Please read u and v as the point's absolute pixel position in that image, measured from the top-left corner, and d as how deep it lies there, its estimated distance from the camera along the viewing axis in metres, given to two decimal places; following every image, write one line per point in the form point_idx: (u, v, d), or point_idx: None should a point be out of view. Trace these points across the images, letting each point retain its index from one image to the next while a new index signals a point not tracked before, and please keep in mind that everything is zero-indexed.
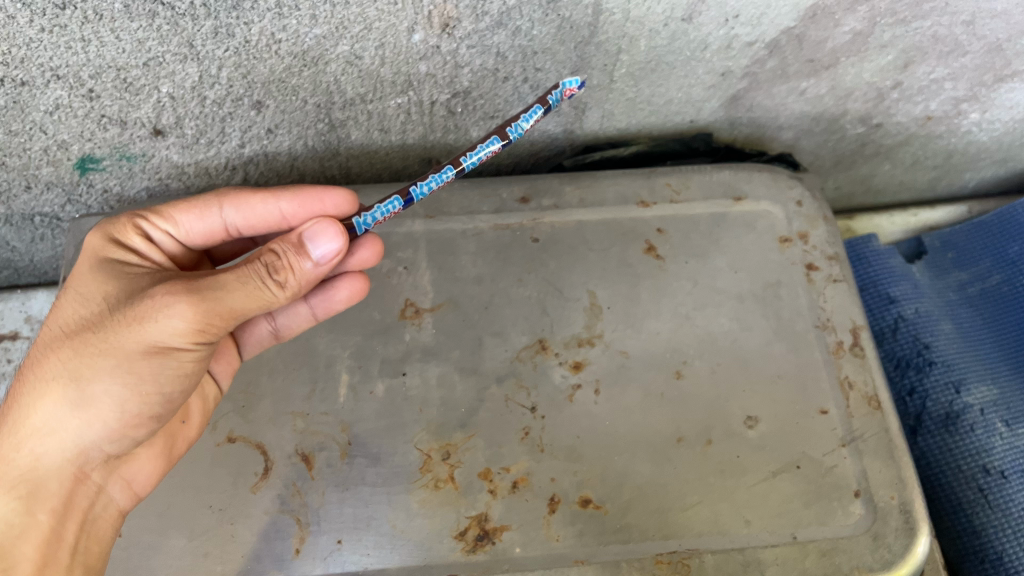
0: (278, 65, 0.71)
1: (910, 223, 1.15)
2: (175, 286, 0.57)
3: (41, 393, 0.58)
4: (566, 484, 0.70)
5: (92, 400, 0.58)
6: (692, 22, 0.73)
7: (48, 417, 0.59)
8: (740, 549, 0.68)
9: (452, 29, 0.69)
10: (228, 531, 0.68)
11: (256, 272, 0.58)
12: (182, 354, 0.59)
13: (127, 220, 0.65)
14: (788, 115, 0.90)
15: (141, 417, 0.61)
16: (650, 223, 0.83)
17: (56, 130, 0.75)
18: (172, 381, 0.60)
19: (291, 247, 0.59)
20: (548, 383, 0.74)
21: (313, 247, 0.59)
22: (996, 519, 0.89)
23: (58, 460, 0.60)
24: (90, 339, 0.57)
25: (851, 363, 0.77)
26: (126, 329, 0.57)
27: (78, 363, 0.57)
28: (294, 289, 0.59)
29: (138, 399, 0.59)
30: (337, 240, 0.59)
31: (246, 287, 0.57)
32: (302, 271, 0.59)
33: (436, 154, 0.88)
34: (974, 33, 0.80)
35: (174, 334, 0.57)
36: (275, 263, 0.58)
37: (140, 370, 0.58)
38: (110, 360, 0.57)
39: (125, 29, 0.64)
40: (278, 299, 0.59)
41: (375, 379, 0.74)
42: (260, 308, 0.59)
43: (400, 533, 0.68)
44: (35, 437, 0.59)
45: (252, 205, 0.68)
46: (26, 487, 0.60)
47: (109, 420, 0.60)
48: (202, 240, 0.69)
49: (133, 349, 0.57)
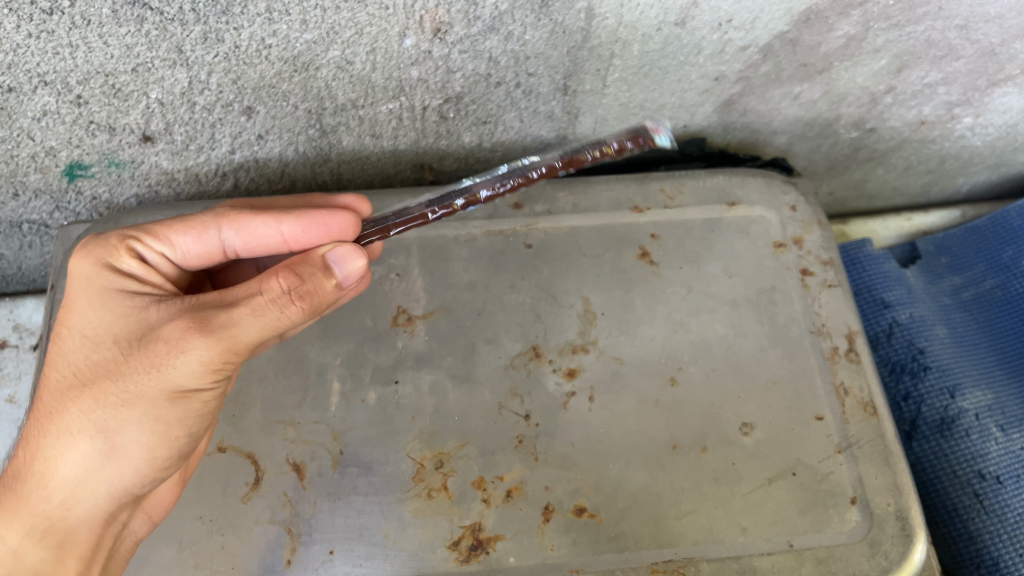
0: (268, 70, 0.70)
1: (904, 228, 1.16)
2: (196, 331, 0.55)
3: (66, 446, 0.56)
4: (560, 493, 0.69)
5: (122, 450, 0.57)
6: (685, 26, 0.72)
7: (77, 468, 0.57)
8: (736, 558, 0.67)
9: (443, 34, 0.69)
10: (218, 542, 0.67)
11: (277, 300, 0.56)
12: (204, 394, 0.59)
13: (118, 243, 0.63)
14: (782, 120, 0.90)
15: (170, 460, 0.60)
16: (644, 229, 0.83)
17: (44, 137, 0.74)
18: (197, 422, 0.60)
19: (315, 270, 0.58)
20: (542, 390, 0.74)
21: (344, 276, 0.59)
22: (993, 525, 0.88)
23: (91, 509, 0.58)
24: (110, 386, 0.56)
25: (846, 369, 0.76)
26: (147, 376, 0.56)
27: (102, 414, 0.56)
28: (316, 312, 0.58)
29: (168, 444, 0.59)
30: (363, 260, 0.60)
31: (264, 319, 0.56)
32: (328, 293, 0.58)
33: (428, 159, 0.88)
34: (967, 37, 0.80)
35: (198, 374, 0.57)
36: (297, 287, 0.56)
37: (166, 415, 0.57)
38: (135, 409, 0.56)
39: (113, 34, 0.64)
40: (296, 321, 0.57)
41: (367, 387, 0.73)
42: (277, 333, 0.58)
43: (393, 543, 0.67)
44: (65, 488, 0.57)
45: (251, 228, 0.67)
46: (56, 536, 0.58)
47: (141, 467, 0.58)
48: (198, 262, 0.67)
49: (157, 395, 0.56)
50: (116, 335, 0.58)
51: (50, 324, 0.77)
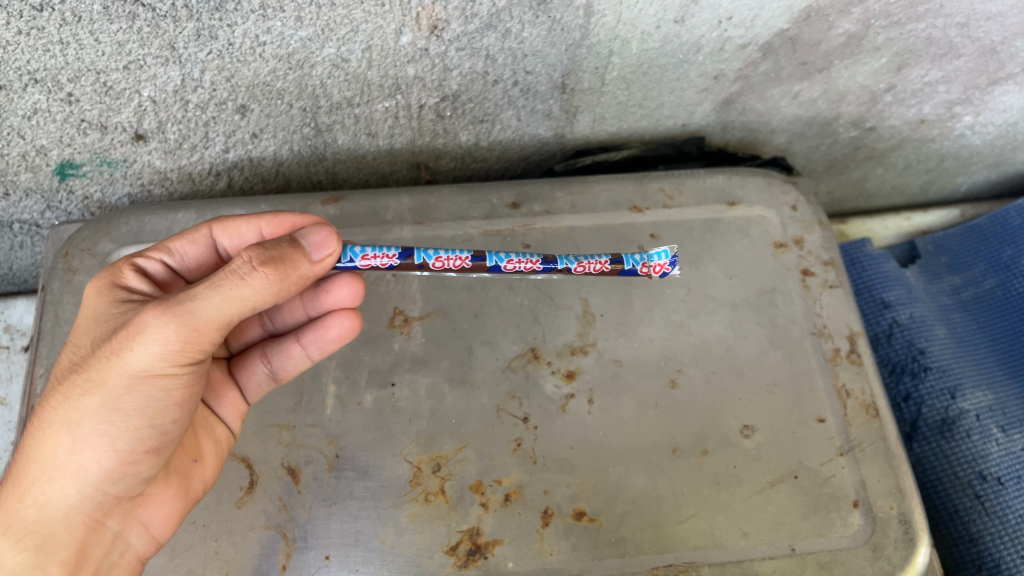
0: (263, 68, 0.69)
1: (903, 227, 1.15)
2: (147, 312, 0.54)
3: (40, 442, 0.56)
4: (559, 497, 0.68)
5: (87, 442, 0.55)
6: (684, 23, 0.71)
7: (46, 463, 0.55)
8: (738, 562, 0.66)
9: (440, 31, 0.68)
10: (212, 548, 0.66)
11: (238, 269, 0.53)
12: (168, 381, 0.56)
13: (123, 260, 0.62)
14: (781, 118, 0.89)
15: (137, 452, 0.57)
16: (642, 229, 0.82)
17: (35, 136, 0.73)
18: (163, 412, 0.57)
19: (281, 243, 0.55)
20: (540, 392, 0.73)
21: (312, 247, 0.56)
22: (994, 526, 0.88)
23: (64, 507, 0.56)
24: (77, 380, 0.55)
25: (848, 371, 0.75)
26: (107, 364, 0.54)
27: (67, 409, 0.55)
28: (285, 287, 0.55)
29: (130, 433, 0.56)
30: (330, 237, 0.57)
31: (221, 291, 0.53)
32: (300, 267, 0.55)
33: (424, 159, 0.87)
34: (968, 35, 0.80)
35: (157, 358, 0.54)
36: (259, 256, 0.53)
37: (127, 405, 0.55)
38: (95, 399, 0.55)
39: (105, 31, 0.62)
40: (253, 288, 0.53)
41: (363, 390, 0.73)
42: (243, 308, 0.54)
43: (390, 548, 0.66)
44: (36, 484, 0.56)
45: (238, 229, 0.65)
46: (33, 539, 0.56)
47: (107, 459, 0.56)
48: (195, 270, 0.67)
49: (119, 383, 0.55)
50: (89, 336, 0.58)
51: (41, 326, 0.76)
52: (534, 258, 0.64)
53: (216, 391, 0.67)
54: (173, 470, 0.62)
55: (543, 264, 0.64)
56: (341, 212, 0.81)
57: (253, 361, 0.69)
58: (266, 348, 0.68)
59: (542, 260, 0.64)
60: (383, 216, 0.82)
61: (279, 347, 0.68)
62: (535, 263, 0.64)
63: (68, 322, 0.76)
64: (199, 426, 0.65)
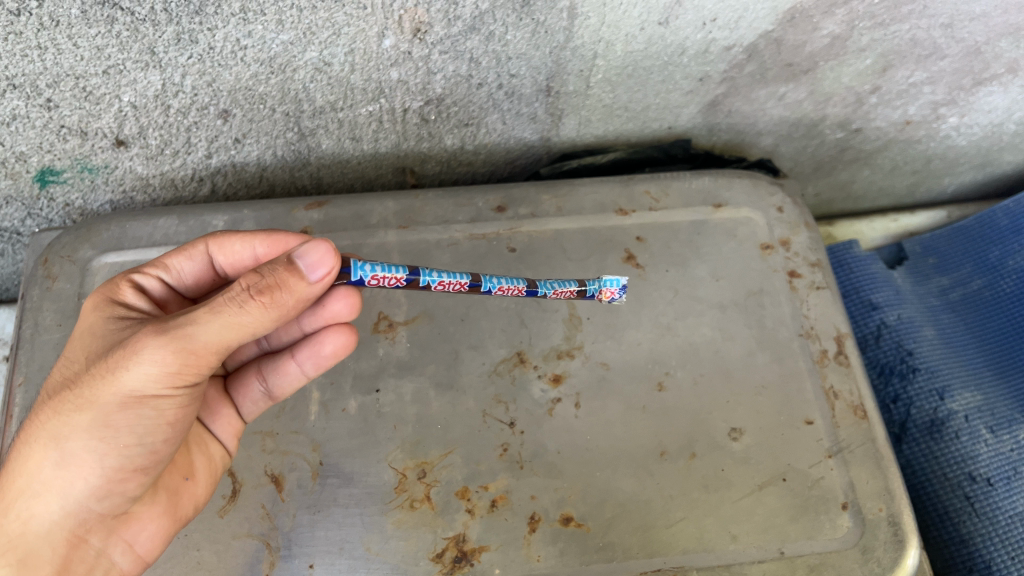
0: (244, 72, 0.68)
1: (890, 229, 1.15)
2: (144, 332, 0.53)
3: (26, 457, 0.55)
4: (546, 502, 0.67)
5: (74, 458, 0.54)
6: (668, 25, 0.71)
7: (32, 478, 0.54)
8: (727, 566, 0.65)
9: (423, 34, 0.67)
10: (194, 558, 0.65)
11: (236, 298, 0.52)
12: (160, 401, 0.55)
13: (121, 277, 0.63)
14: (767, 120, 0.89)
15: (126, 470, 0.56)
16: (628, 232, 0.82)
17: (14, 142, 0.72)
18: (154, 431, 0.56)
19: (280, 267, 0.53)
20: (527, 396, 0.72)
21: (307, 267, 0.53)
22: (984, 527, 0.87)
23: (49, 522, 0.55)
24: (68, 397, 0.54)
25: (836, 372, 0.75)
26: (100, 382, 0.53)
27: (56, 423, 0.54)
28: (284, 312, 0.54)
29: (119, 451, 0.55)
30: (330, 257, 0.54)
31: (221, 317, 0.52)
32: (298, 291, 0.53)
33: (409, 163, 0.86)
34: (952, 36, 0.80)
35: (152, 378, 0.53)
36: (256, 284, 0.52)
37: (117, 422, 0.54)
38: (86, 415, 0.54)
39: (83, 35, 0.62)
40: (261, 320, 0.53)
41: (347, 396, 0.72)
42: (244, 337, 0.54)
43: (375, 556, 0.65)
44: (21, 499, 0.55)
45: (231, 245, 0.64)
46: (15, 554, 0.54)
47: (93, 476, 0.55)
48: (194, 284, 0.67)
49: (110, 402, 0.54)
50: (85, 353, 0.57)
51: (20, 334, 0.75)
52: (519, 283, 0.62)
53: (211, 407, 0.66)
54: (162, 489, 0.60)
55: (527, 291, 0.63)
56: (326, 217, 0.81)
57: (249, 378, 0.67)
58: (262, 364, 0.67)
59: (526, 286, 0.63)
60: (368, 220, 0.81)
61: (275, 364, 0.67)
62: (518, 289, 0.63)
63: (48, 330, 0.75)
64: (192, 444, 0.64)
